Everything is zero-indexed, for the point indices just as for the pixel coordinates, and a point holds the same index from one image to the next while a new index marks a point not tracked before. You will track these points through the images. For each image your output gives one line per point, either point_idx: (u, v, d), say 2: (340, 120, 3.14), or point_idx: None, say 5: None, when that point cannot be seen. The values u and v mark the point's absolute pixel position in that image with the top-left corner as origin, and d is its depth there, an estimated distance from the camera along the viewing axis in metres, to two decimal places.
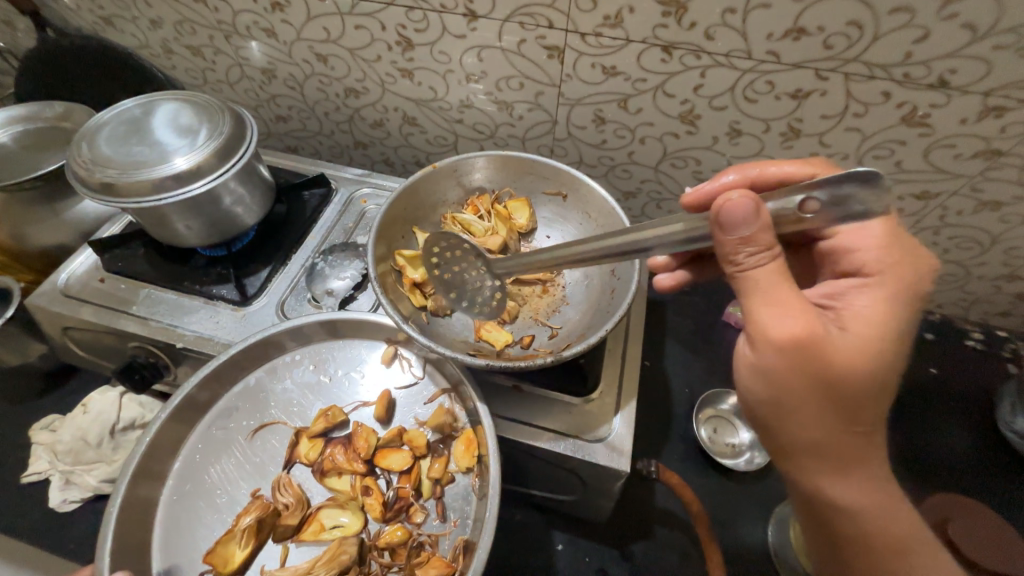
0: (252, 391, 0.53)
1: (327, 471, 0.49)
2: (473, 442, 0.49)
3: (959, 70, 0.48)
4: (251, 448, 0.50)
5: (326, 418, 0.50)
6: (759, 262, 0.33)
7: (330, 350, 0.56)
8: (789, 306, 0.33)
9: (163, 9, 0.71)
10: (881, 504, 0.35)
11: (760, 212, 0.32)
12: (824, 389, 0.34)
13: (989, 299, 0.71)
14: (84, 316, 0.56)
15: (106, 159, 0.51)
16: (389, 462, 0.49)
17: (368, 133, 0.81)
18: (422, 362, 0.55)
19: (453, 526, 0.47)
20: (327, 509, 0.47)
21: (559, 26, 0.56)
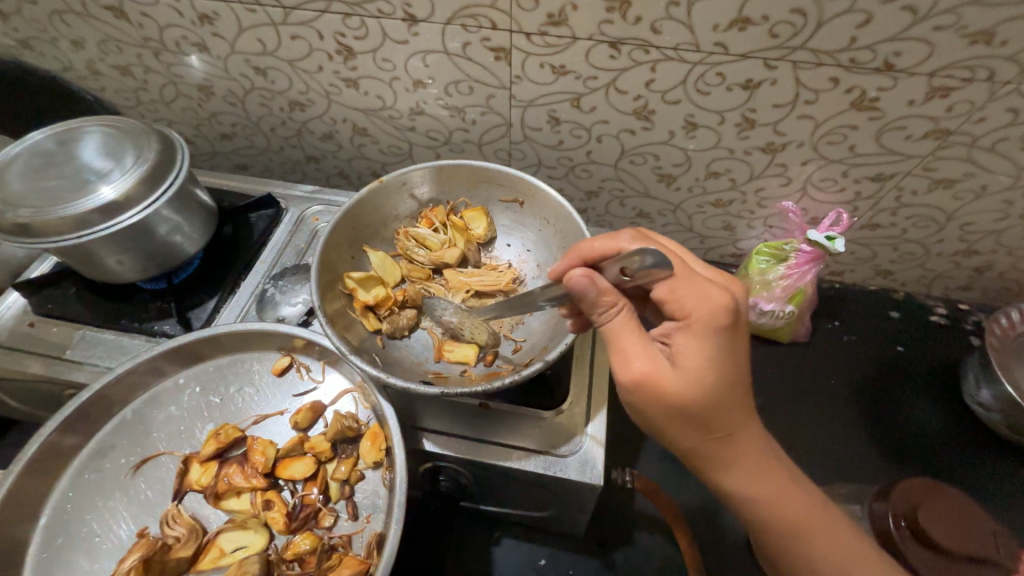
0: (130, 424, 0.50)
1: (222, 494, 0.47)
2: (379, 435, 0.48)
3: (903, 52, 0.48)
4: (133, 486, 0.47)
5: (214, 440, 0.48)
6: (609, 317, 0.37)
7: (222, 368, 0.54)
8: (631, 348, 0.37)
9: (83, 28, 0.66)
10: (772, 500, 0.37)
11: (596, 280, 0.36)
12: (681, 417, 0.36)
13: (949, 275, 0.73)
14: (12, 366, 0.52)
15: (18, 198, 0.47)
16: (291, 471, 0.48)
17: (319, 146, 0.77)
18: (319, 365, 0.54)
19: (366, 522, 0.47)
20: (227, 533, 0.46)
21: (502, 27, 0.54)
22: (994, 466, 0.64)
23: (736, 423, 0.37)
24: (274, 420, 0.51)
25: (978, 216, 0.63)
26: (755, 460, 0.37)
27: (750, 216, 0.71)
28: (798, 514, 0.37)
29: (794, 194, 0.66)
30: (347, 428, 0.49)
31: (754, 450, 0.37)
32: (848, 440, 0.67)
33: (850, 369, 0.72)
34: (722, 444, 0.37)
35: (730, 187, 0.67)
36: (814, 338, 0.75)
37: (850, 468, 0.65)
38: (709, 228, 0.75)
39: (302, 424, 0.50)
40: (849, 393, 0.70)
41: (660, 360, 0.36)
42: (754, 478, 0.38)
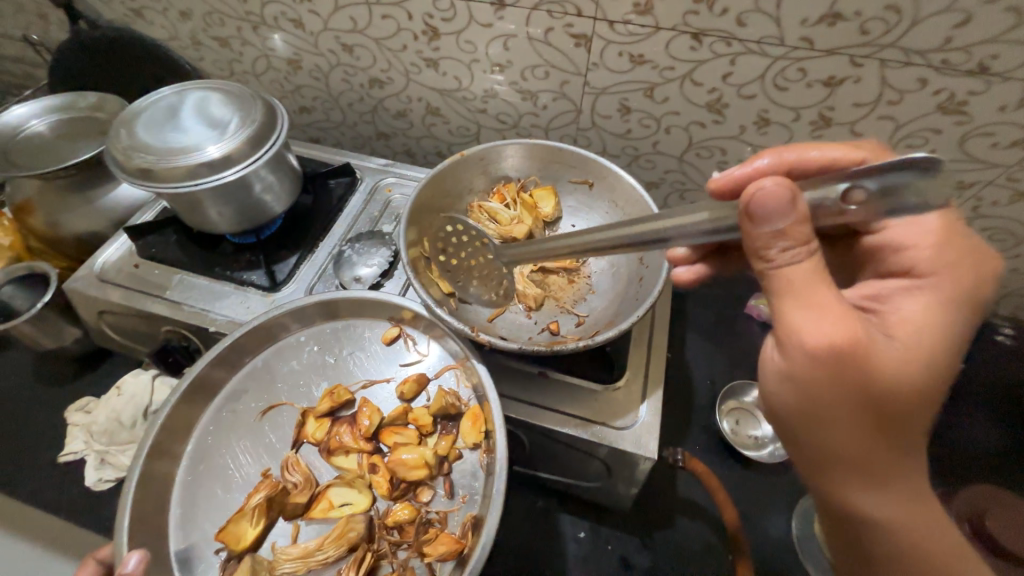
0: (260, 373, 0.54)
1: (334, 451, 0.49)
2: (480, 418, 0.49)
3: (1000, 55, 0.47)
4: (260, 431, 0.51)
5: (331, 398, 0.51)
6: (794, 258, 0.31)
7: (336, 332, 0.57)
8: (834, 312, 0.32)
9: (193, 0, 0.72)
10: (917, 526, 0.34)
11: (801, 204, 0.30)
12: (870, 399, 0.32)
13: (1022, 293, 0.70)
14: (118, 300, 0.58)
15: (143, 145, 0.52)
16: (393, 439, 0.50)
17: (391, 123, 0.81)
18: (427, 340, 0.56)
19: (461, 502, 0.48)
20: (337, 488, 0.47)
21: (587, 14, 0.56)
22: None
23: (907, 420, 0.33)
24: (380, 387, 0.54)
25: None
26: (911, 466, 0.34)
27: None
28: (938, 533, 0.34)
29: None
30: (449, 405, 0.50)
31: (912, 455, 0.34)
32: None
33: None
34: (891, 439, 0.33)
35: None
36: None
37: None
38: None
39: (407, 395, 0.52)
40: None
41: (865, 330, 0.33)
42: (907, 501, 0.34)
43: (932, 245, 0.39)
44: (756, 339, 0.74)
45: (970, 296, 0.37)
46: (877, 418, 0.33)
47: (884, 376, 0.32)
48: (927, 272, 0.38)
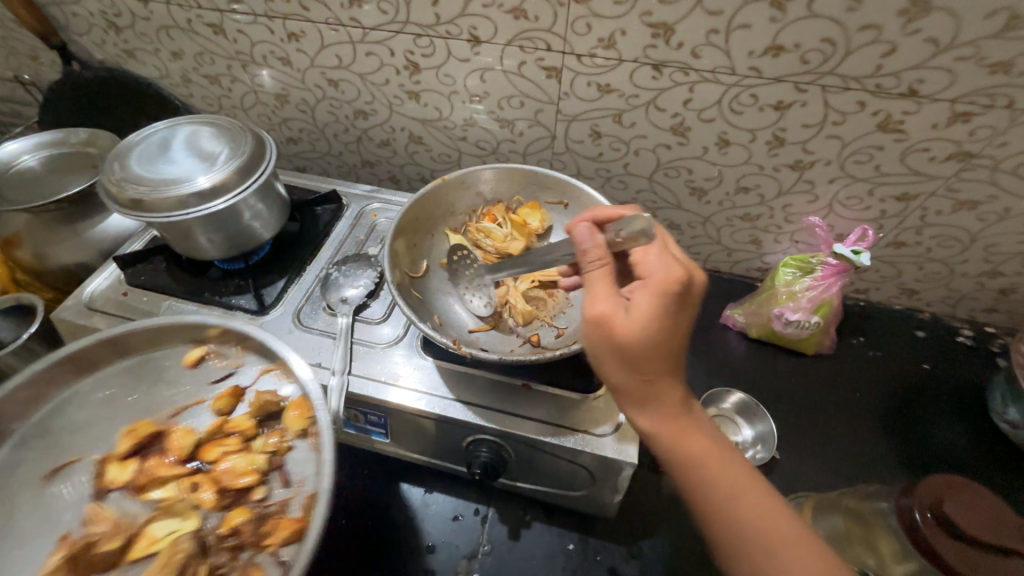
0: (31, 441, 0.44)
1: (145, 485, 0.43)
2: (304, 404, 0.46)
3: (927, 80, 0.52)
4: (50, 488, 0.42)
5: (129, 436, 0.45)
6: (592, 266, 0.43)
7: (128, 371, 0.49)
8: (600, 294, 0.41)
9: (185, 41, 0.76)
10: (681, 441, 0.41)
11: (597, 237, 0.44)
12: (619, 354, 0.40)
13: (974, 296, 0.75)
14: (106, 328, 0.59)
15: (136, 177, 0.54)
16: (214, 453, 0.45)
17: (376, 152, 0.85)
18: (237, 350, 0.51)
19: (298, 486, 0.43)
20: (158, 521, 0.41)
21: (556, 48, 0.61)
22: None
23: (667, 370, 0.41)
24: (193, 411, 0.48)
25: (1002, 237, 0.65)
26: (679, 404, 0.42)
27: (778, 231, 0.75)
28: (709, 454, 0.41)
29: (821, 211, 0.70)
30: (267, 402, 0.47)
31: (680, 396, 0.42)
32: (869, 450, 0.67)
33: (874, 381, 0.74)
34: (652, 385, 0.40)
35: (759, 202, 0.72)
36: (840, 351, 0.77)
37: (875, 475, 0.65)
38: (737, 241, 0.79)
39: (223, 408, 0.47)
40: (874, 405, 0.71)
41: (617, 307, 0.41)
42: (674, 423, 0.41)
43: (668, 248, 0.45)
44: (728, 348, 0.78)
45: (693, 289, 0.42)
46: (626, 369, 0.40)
47: (646, 338, 0.39)
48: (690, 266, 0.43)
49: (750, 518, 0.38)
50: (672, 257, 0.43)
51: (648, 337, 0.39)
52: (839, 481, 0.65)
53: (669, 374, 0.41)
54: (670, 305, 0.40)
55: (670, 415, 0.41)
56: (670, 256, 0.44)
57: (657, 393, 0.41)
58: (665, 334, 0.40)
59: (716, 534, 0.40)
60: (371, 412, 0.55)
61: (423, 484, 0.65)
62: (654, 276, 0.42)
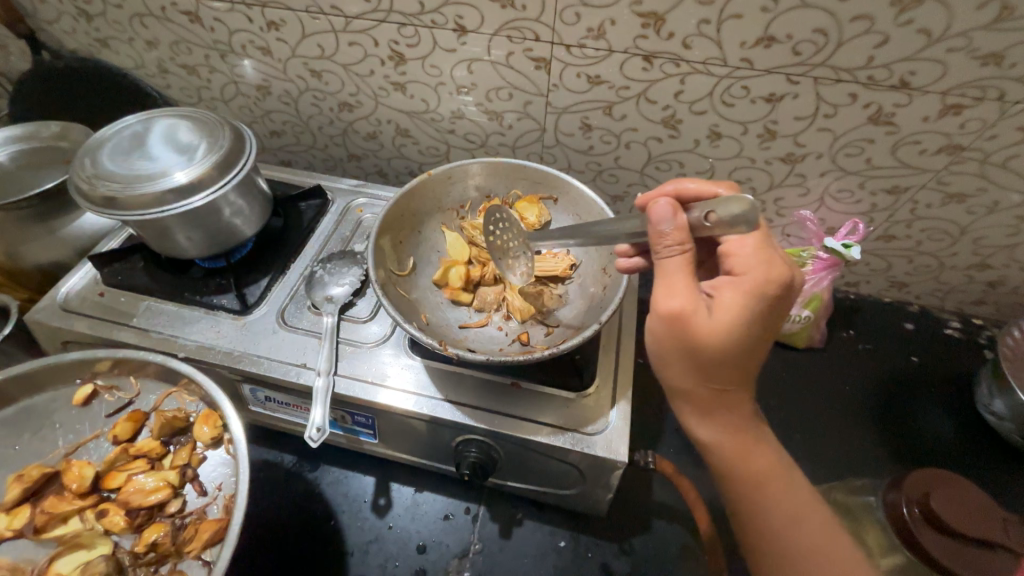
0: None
1: (44, 525, 0.45)
2: (212, 416, 0.50)
3: (918, 71, 0.52)
4: None
5: (18, 481, 0.46)
6: (668, 252, 0.40)
7: (12, 419, 0.50)
8: (679, 286, 0.39)
9: (159, 30, 0.73)
10: (736, 449, 0.42)
11: (680, 217, 0.39)
12: (690, 353, 0.39)
13: (963, 288, 0.75)
14: (82, 330, 0.57)
15: (109, 174, 0.52)
16: (119, 480, 0.48)
17: (362, 145, 0.83)
18: (131, 380, 0.53)
19: (217, 492, 0.48)
20: (65, 557, 0.44)
21: (545, 39, 0.59)
22: (1008, 477, 0.65)
23: (740, 379, 0.41)
24: (90, 446, 0.51)
25: (991, 230, 0.65)
26: (743, 412, 0.42)
27: (769, 225, 0.75)
28: (763, 465, 0.43)
29: (812, 204, 0.70)
30: (172, 420, 0.50)
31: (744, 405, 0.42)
32: (859, 443, 0.68)
33: (863, 375, 0.74)
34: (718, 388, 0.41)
35: (750, 196, 0.71)
36: (830, 345, 0.78)
37: (864, 468, 0.66)
38: None
39: (123, 436, 0.50)
40: (862, 398, 0.72)
41: (698, 303, 0.39)
42: (734, 432, 0.42)
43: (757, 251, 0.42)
44: None
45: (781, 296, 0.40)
46: (695, 368, 0.40)
47: (723, 341, 0.39)
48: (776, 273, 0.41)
49: (793, 529, 0.41)
50: (774, 259, 0.41)
51: (732, 344, 0.39)
52: (827, 474, 0.65)
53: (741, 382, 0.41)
54: (760, 312, 0.39)
55: (729, 423, 0.42)
56: (772, 258, 0.41)
57: (725, 398, 0.41)
58: (751, 343, 0.39)
59: (750, 535, 0.43)
60: (359, 413, 0.54)
61: (413, 484, 0.64)
62: (752, 277, 0.40)
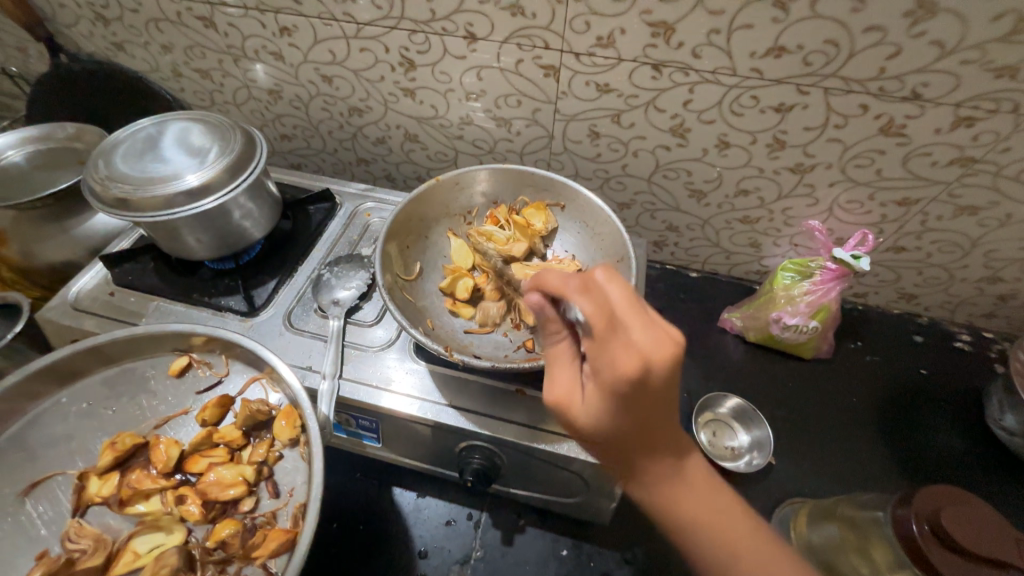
0: (7, 450, 0.47)
1: (127, 499, 0.46)
2: (292, 414, 0.49)
3: (931, 83, 0.51)
4: (25, 509, 0.45)
5: (111, 449, 0.48)
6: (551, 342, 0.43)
7: (110, 381, 0.53)
8: (557, 378, 0.41)
9: (174, 34, 0.74)
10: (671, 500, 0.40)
11: (547, 311, 0.41)
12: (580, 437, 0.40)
13: (974, 301, 0.74)
14: (93, 329, 0.58)
15: (122, 175, 0.53)
16: (200, 465, 0.49)
17: (371, 150, 0.84)
18: (222, 360, 0.54)
19: (287, 498, 0.48)
20: (141, 535, 0.45)
21: (554, 46, 0.60)
22: (1021, 495, 0.63)
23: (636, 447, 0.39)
24: (180, 420, 0.52)
25: (1002, 243, 0.65)
26: (663, 467, 0.39)
27: (777, 234, 0.74)
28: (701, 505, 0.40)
29: (821, 214, 0.69)
30: (256, 412, 0.50)
31: (664, 460, 0.39)
32: (867, 456, 0.67)
33: (872, 387, 0.73)
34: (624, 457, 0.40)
35: (758, 205, 0.71)
36: (838, 356, 0.77)
37: (871, 482, 0.65)
38: (735, 244, 0.78)
39: (209, 419, 0.51)
40: (870, 410, 0.71)
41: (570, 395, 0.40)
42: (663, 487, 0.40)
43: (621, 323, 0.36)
44: (727, 351, 0.78)
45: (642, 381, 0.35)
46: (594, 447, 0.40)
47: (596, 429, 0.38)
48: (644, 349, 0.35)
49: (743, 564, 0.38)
50: (622, 341, 0.35)
51: (597, 431, 0.38)
52: (834, 487, 0.64)
53: (642, 451, 0.39)
54: (615, 403, 0.36)
55: (654, 483, 0.39)
56: (622, 340, 0.35)
57: (634, 465, 0.40)
58: (620, 426, 0.37)
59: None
60: (364, 417, 0.54)
61: (417, 488, 0.64)
62: (599, 370, 0.36)
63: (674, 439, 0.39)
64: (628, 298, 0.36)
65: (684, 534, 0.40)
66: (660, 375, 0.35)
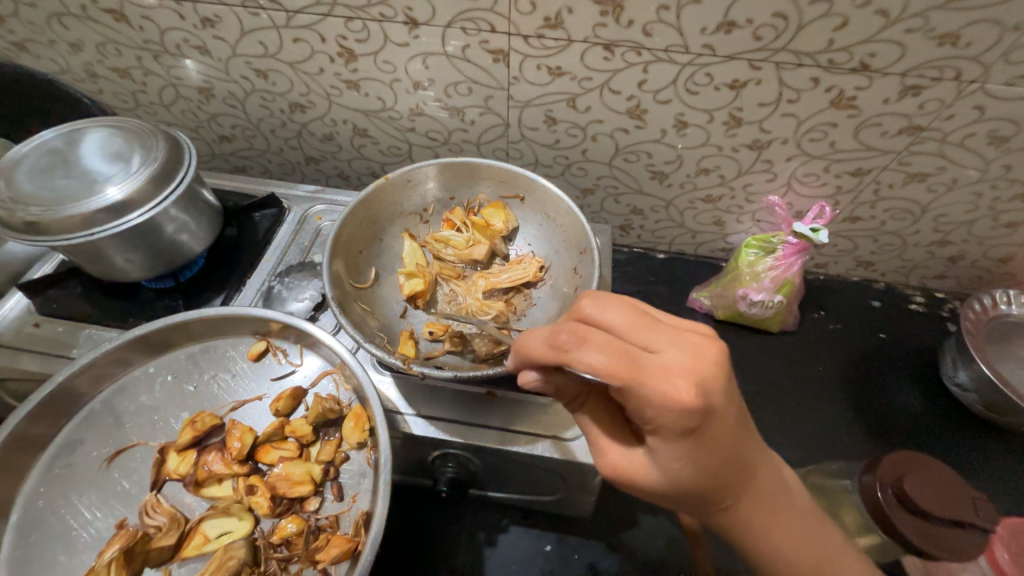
0: (99, 414, 0.49)
1: (202, 481, 0.47)
2: (361, 416, 0.48)
3: (878, 54, 0.51)
4: (107, 478, 0.46)
5: (191, 428, 0.48)
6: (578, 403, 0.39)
7: (194, 356, 0.53)
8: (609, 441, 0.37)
9: (82, 30, 0.67)
10: (777, 532, 0.37)
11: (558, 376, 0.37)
12: (663, 500, 0.36)
13: (926, 264, 0.77)
14: (19, 366, 0.53)
15: (28, 197, 0.48)
16: (272, 456, 0.48)
17: (319, 147, 0.79)
18: (297, 349, 0.54)
19: (352, 504, 0.46)
20: (211, 519, 0.45)
21: (501, 30, 0.57)
22: (972, 446, 0.67)
23: (727, 489, 0.35)
24: (252, 406, 0.51)
25: (950, 208, 0.67)
26: (763, 488, 0.36)
27: (739, 211, 0.74)
28: (799, 529, 0.37)
29: (780, 189, 0.69)
30: (328, 410, 0.49)
31: (762, 477, 0.36)
32: (833, 423, 0.69)
33: (836, 355, 0.75)
34: (714, 505, 0.36)
35: (719, 183, 0.70)
36: (802, 327, 0.78)
37: (838, 447, 0.67)
38: (700, 223, 0.78)
39: (282, 410, 0.50)
40: (835, 378, 0.73)
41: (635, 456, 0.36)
42: (764, 521, 0.37)
43: (646, 356, 0.32)
44: None
45: (706, 401, 0.32)
46: (679, 507, 0.36)
47: (672, 482, 0.34)
48: (685, 370, 0.32)
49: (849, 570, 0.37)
50: (665, 368, 0.32)
51: (689, 487, 0.34)
52: (803, 456, 0.66)
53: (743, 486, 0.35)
54: (693, 447, 0.33)
55: (757, 521, 0.36)
56: (662, 365, 0.32)
57: (729, 508, 0.36)
58: (713, 466, 0.33)
59: None
60: None
61: (396, 496, 0.63)
62: (656, 420, 0.32)
63: (757, 446, 0.37)
64: (635, 321, 0.35)
65: (809, 566, 0.37)
66: (719, 388, 0.32)
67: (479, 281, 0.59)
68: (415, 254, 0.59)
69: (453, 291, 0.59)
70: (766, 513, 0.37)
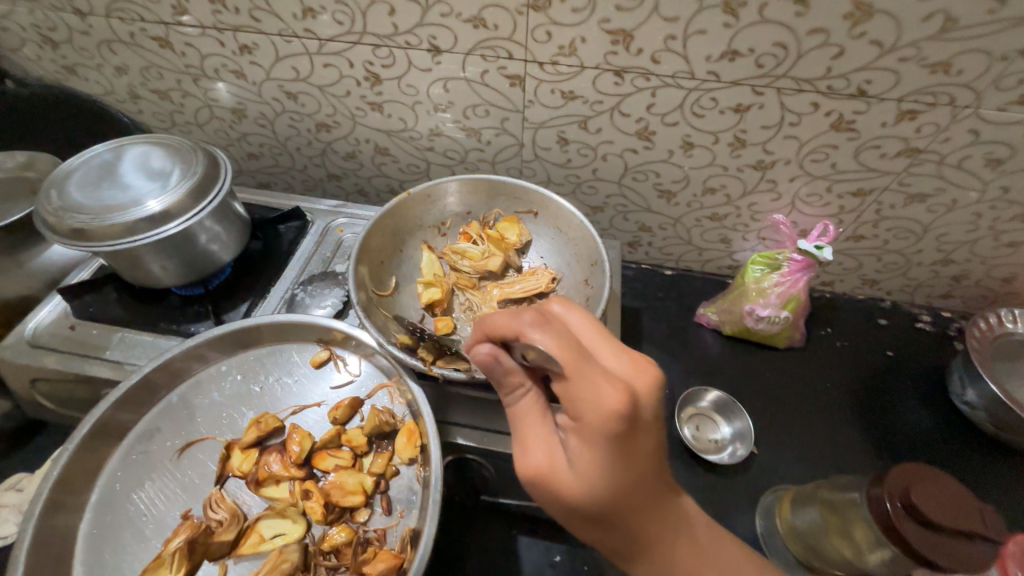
0: (175, 407, 0.53)
1: (262, 481, 0.49)
2: (415, 432, 0.51)
3: (874, 80, 0.54)
4: (177, 468, 0.50)
5: (257, 428, 0.50)
6: (517, 397, 0.41)
7: (261, 357, 0.57)
8: (535, 440, 0.39)
9: (129, 55, 0.72)
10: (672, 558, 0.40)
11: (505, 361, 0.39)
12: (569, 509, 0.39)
13: (930, 284, 0.78)
14: (54, 366, 0.55)
15: (76, 205, 0.51)
16: (327, 463, 0.51)
17: (341, 165, 0.83)
18: (356, 360, 0.57)
19: (400, 518, 0.48)
20: (267, 519, 0.47)
21: (518, 57, 0.61)
22: (983, 464, 0.67)
23: (631, 505, 0.38)
24: (310, 411, 0.54)
25: (951, 228, 0.69)
26: (666, 517, 0.39)
27: (745, 229, 0.77)
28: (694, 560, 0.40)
29: (784, 208, 0.72)
30: (384, 423, 0.51)
31: (667, 507, 0.39)
32: (843, 439, 0.69)
33: (844, 372, 0.76)
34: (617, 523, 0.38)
35: (725, 202, 0.73)
36: (809, 344, 0.80)
37: (848, 463, 0.67)
38: (707, 240, 0.80)
39: (340, 418, 0.52)
40: (843, 394, 0.74)
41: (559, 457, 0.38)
42: (660, 546, 0.40)
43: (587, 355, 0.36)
44: (705, 346, 0.80)
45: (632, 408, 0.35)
46: (583, 518, 0.39)
47: (585, 488, 0.37)
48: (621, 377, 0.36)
49: None
50: (601, 372, 0.35)
51: (599, 497, 0.37)
52: (813, 472, 0.67)
53: (646, 505, 0.38)
54: (609, 455, 0.36)
55: (653, 546, 0.39)
56: (602, 370, 0.35)
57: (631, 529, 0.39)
58: (623, 477, 0.37)
59: None
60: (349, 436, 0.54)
61: None
62: (583, 416, 0.35)
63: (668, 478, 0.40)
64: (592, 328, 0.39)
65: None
66: (646, 402, 0.36)
67: (495, 292, 0.61)
68: (433, 266, 0.62)
69: (469, 301, 0.61)
70: (665, 539, 0.40)
